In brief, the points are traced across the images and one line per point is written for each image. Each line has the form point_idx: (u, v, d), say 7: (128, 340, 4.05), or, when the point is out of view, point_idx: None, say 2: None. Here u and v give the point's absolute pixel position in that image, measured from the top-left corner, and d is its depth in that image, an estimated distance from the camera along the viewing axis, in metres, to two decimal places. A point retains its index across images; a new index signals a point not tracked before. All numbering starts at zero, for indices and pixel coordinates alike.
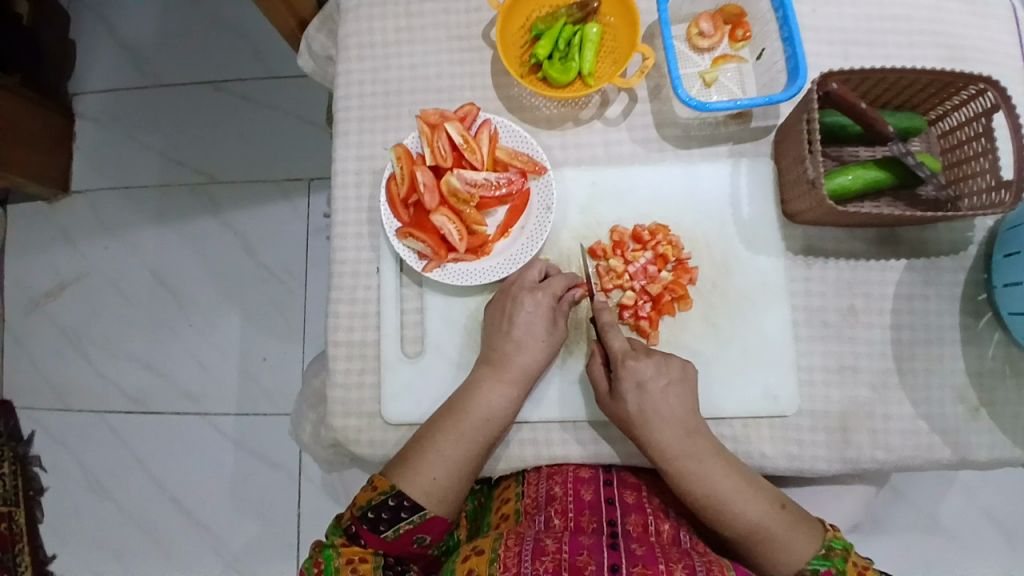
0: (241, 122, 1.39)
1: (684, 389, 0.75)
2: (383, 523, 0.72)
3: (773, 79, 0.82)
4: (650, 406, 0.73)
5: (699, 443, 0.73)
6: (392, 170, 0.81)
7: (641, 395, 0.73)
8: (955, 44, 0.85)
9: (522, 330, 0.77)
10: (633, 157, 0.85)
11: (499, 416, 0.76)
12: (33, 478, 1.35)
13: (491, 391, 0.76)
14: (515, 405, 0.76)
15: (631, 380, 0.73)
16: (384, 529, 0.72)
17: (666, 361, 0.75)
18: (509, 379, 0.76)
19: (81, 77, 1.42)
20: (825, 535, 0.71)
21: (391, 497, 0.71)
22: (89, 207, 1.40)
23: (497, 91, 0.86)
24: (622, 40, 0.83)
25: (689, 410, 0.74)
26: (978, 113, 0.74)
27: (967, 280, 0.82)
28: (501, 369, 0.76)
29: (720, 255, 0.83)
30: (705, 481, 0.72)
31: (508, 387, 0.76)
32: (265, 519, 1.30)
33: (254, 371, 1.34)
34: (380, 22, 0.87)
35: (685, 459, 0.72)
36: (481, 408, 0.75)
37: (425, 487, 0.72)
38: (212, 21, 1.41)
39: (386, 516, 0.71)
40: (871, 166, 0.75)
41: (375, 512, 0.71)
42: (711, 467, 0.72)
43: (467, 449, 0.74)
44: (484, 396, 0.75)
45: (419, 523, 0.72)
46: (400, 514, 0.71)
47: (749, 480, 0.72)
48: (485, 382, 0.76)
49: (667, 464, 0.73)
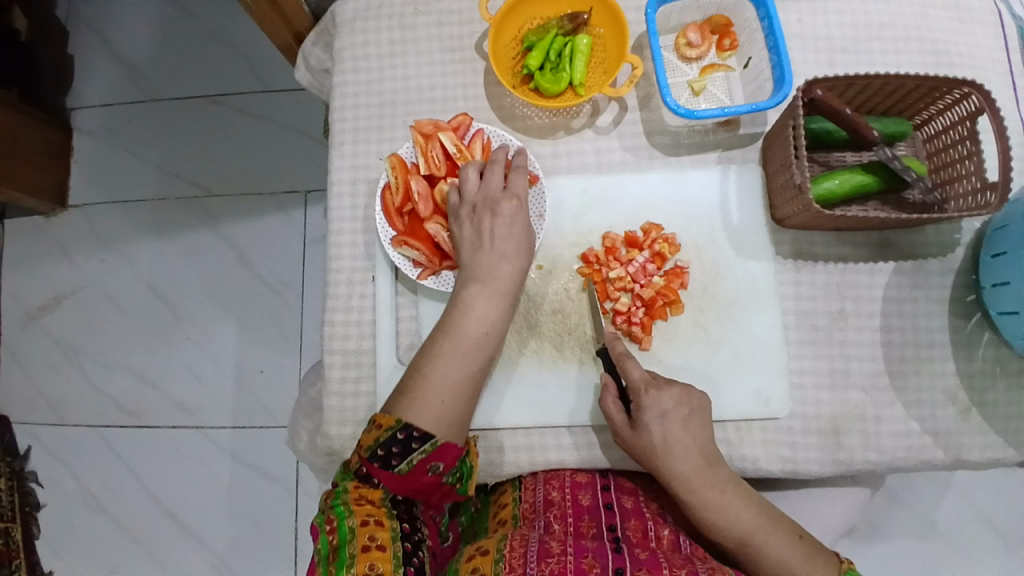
0: (237, 136, 1.41)
1: (703, 419, 0.75)
2: (394, 458, 0.67)
3: (760, 87, 0.83)
4: (673, 436, 0.73)
5: (719, 473, 0.73)
6: (386, 179, 0.82)
7: (664, 425, 0.73)
8: (938, 51, 0.87)
9: (505, 242, 0.76)
10: (623, 165, 0.86)
11: (494, 331, 0.74)
12: (28, 493, 1.34)
13: (481, 306, 0.74)
14: (507, 317, 0.75)
15: (654, 411, 0.73)
16: (397, 463, 0.67)
17: (688, 391, 0.75)
18: (500, 289, 0.75)
19: (78, 93, 1.44)
20: (841, 566, 0.70)
21: (400, 431, 0.66)
22: (86, 221, 1.41)
23: (490, 101, 0.88)
24: (612, 50, 0.85)
25: (708, 439, 0.74)
26: (962, 117, 0.76)
27: (955, 282, 0.83)
28: (490, 283, 0.75)
29: (710, 261, 0.84)
30: (725, 516, 0.71)
31: (501, 300, 0.75)
32: (262, 531, 1.30)
33: (251, 383, 1.34)
34: (374, 35, 0.89)
35: (707, 489, 0.72)
36: (475, 324, 0.73)
37: (434, 413, 0.68)
38: (209, 36, 1.43)
39: (396, 450, 0.67)
40: (856, 170, 0.76)
41: (385, 448, 0.66)
42: (732, 495, 0.72)
43: (467, 367, 0.71)
44: (479, 311, 0.74)
45: (432, 452, 0.67)
46: (411, 446, 0.66)
47: (766, 507, 0.72)
48: (473, 298, 0.74)
49: (688, 493, 0.72)
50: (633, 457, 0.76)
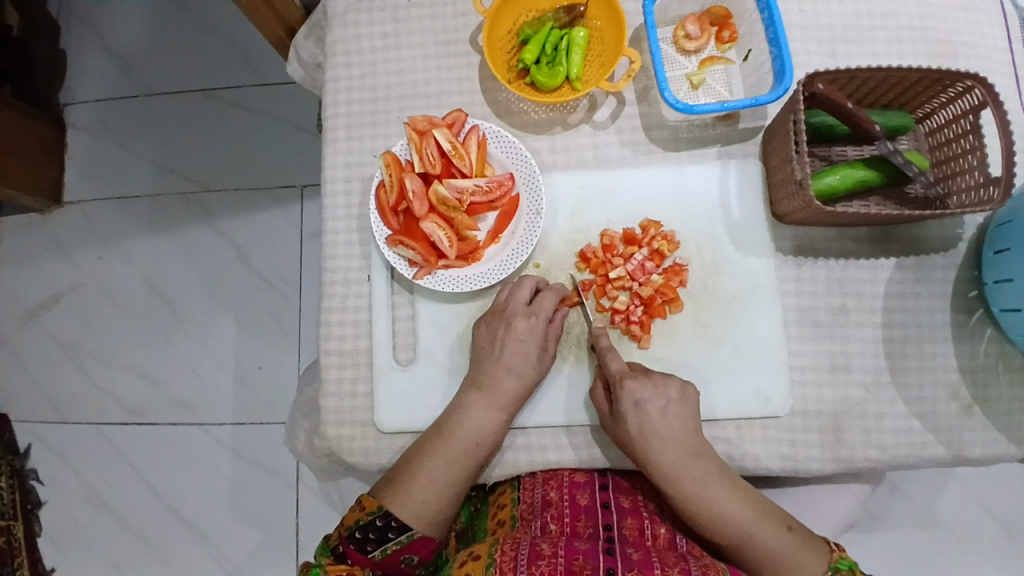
0: (232, 130, 1.39)
1: (684, 408, 0.74)
2: (371, 543, 0.73)
3: (760, 79, 0.82)
4: (648, 427, 0.73)
5: (702, 465, 0.72)
6: (380, 177, 0.80)
7: (640, 414, 0.73)
8: (942, 41, 0.86)
9: (514, 355, 0.77)
10: (622, 160, 0.85)
11: (488, 441, 0.76)
12: (30, 490, 1.34)
13: (481, 415, 0.76)
14: (505, 428, 0.77)
15: (629, 401, 0.73)
16: (372, 549, 0.73)
17: (666, 382, 0.75)
18: (500, 403, 0.76)
19: (70, 88, 1.42)
20: (831, 557, 0.70)
21: (380, 517, 0.72)
22: (81, 218, 1.40)
23: (485, 96, 0.86)
24: (609, 43, 0.83)
25: (690, 429, 0.74)
26: (966, 110, 0.74)
27: (958, 277, 0.82)
28: (490, 393, 0.76)
29: (710, 258, 0.83)
30: (707, 506, 0.71)
31: (498, 412, 0.76)
32: (264, 527, 1.30)
33: (250, 379, 1.34)
34: (367, 29, 0.87)
35: (687, 481, 0.72)
36: (471, 429, 0.75)
37: (415, 509, 0.72)
38: (202, 28, 1.41)
39: (374, 536, 0.72)
40: (859, 166, 0.75)
41: (363, 532, 0.72)
42: (715, 489, 0.71)
43: (455, 472, 0.74)
44: (474, 420, 0.75)
45: (407, 544, 0.73)
46: (387, 535, 0.72)
47: (754, 500, 0.72)
48: (473, 404, 0.76)
49: (670, 485, 0.72)
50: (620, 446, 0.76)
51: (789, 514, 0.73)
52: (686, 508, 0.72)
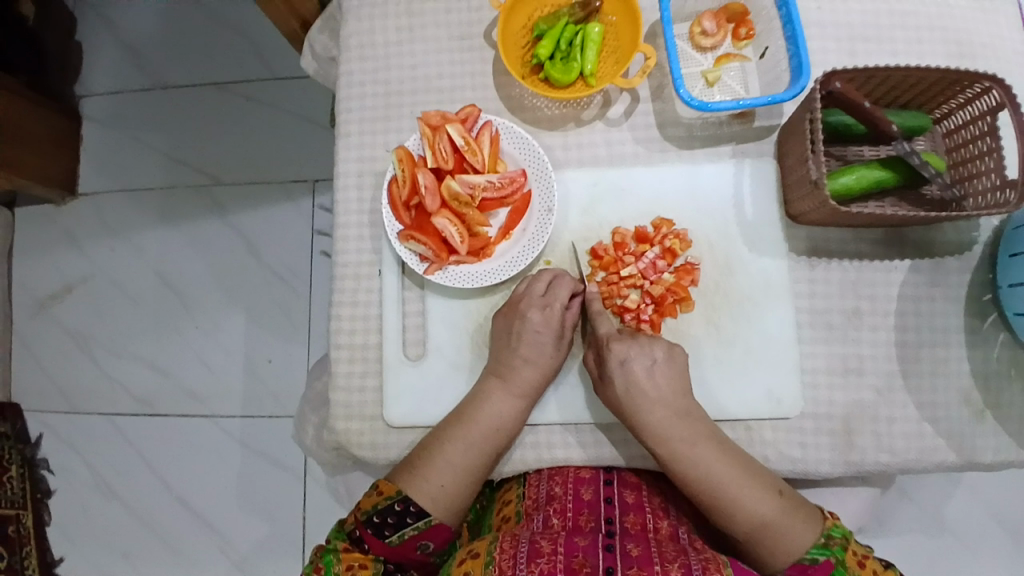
0: (243, 123, 1.39)
1: (671, 368, 0.75)
2: (388, 527, 0.72)
3: (776, 78, 0.82)
4: (636, 385, 0.73)
5: (688, 426, 0.73)
6: (393, 172, 0.80)
7: (627, 375, 0.73)
8: (961, 41, 0.85)
9: (531, 346, 0.77)
10: (635, 158, 0.85)
11: (507, 427, 0.76)
12: (40, 478, 1.35)
13: (500, 402, 0.76)
14: (524, 415, 0.77)
15: (617, 361, 0.74)
16: (389, 534, 0.72)
17: (653, 342, 0.76)
18: (519, 390, 0.77)
19: (83, 78, 1.43)
20: (824, 524, 0.71)
21: (398, 501, 0.72)
22: (93, 208, 1.40)
23: (498, 91, 0.86)
24: (625, 39, 0.82)
25: (677, 387, 0.75)
26: (983, 111, 0.73)
27: (972, 281, 0.81)
28: (510, 381, 0.77)
29: (722, 257, 0.82)
30: (693, 465, 0.72)
31: (518, 399, 0.76)
32: (270, 519, 1.31)
33: (258, 372, 1.34)
34: (381, 23, 0.87)
35: (674, 440, 0.73)
36: (491, 416, 0.76)
37: (433, 494, 0.73)
38: (215, 20, 1.41)
39: (392, 520, 0.72)
40: (875, 166, 0.74)
41: (381, 516, 0.72)
42: (701, 449, 0.72)
43: (475, 457, 0.75)
44: (493, 406, 0.76)
45: (424, 530, 0.73)
46: (405, 519, 0.72)
47: (742, 463, 0.72)
48: (493, 393, 0.76)
49: (656, 443, 0.73)
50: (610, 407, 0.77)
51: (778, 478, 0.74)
52: (672, 467, 0.73)
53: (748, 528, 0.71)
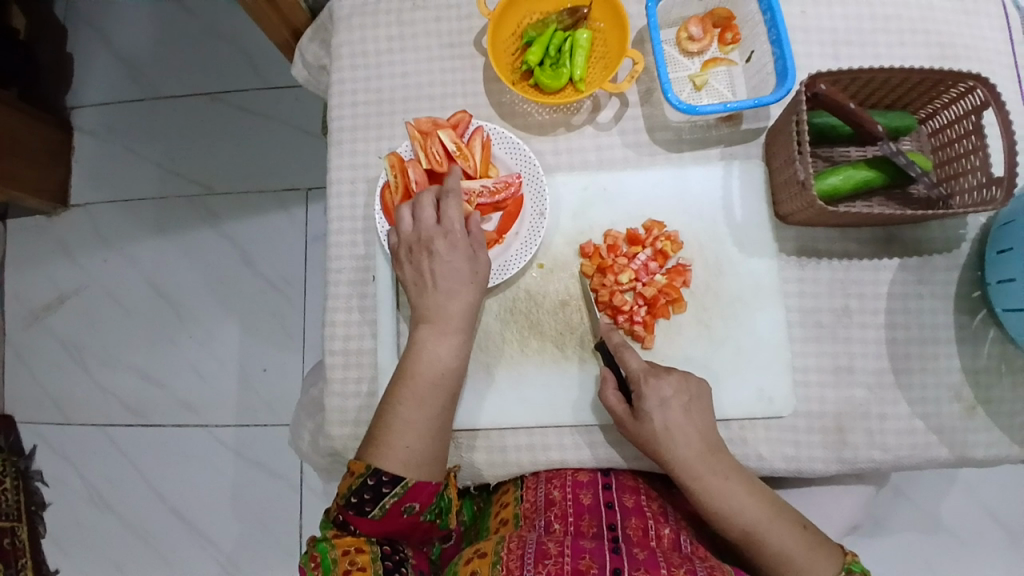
0: (237, 134, 1.40)
1: (702, 404, 0.75)
2: (368, 504, 0.69)
3: (762, 81, 0.83)
4: (674, 423, 0.73)
5: (720, 460, 0.73)
6: (385, 178, 0.82)
7: (665, 412, 0.73)
8: (944, 43, 0.86)
9: (448, 277, 0.75)
10: (625, 162, 0.86)
11: (450, 367, 0.74)
12: (34, 491, 1.35)
13: (432, 343, 0.74)
14: (462, 351, 0.75)
15: (654, 398, 0.73)
16: (370, 509, 0.69)
17: (686, 378, 0.75)
18: (451, 327, 0.75)
19: (77, 91, 1.43)
20: (843, 559, 0.70)
21: (370, 476, 0.69)
22: (87, 220, 1.41)
23: (489, 98, 0.87)
24: (612, 45, 0.84)
25: (709, 425, 0.74)
26: (968, 111, 0.75)
27: (960, 279, 0.82)
28: (439, 321, 0.75)
29: (712, 258, 0.83)
30: (728, 502, 0.71)
31: (452, 336, 0.75)
32: (266, 528, 1.31)
33: (253, 381, 1.34)
34: (372, 32, 0.88)
35: (709, 476, 0.72)
36: (428, 359, 0.73)
37: (402, 457, 0.70)
38: (208, 32, 1.42)
39: (369, 497, 0.69)
40: (862, 166, 0.75)
41: (358, 496, 0.69)
42: (736, 484, 0.72)
43: (425, 405, 0.72)
44: (430, 351, 0.74)
45: (404, 494, 0.69)
46: (382, 490, 0.69)
47: (772, 500, 0.72)
48: (425, 338, 0.74)
49: (693, 481, 0.72)
50: (636, 445, 0.76)
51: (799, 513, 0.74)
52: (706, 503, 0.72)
53: (777, 567, 0.70)
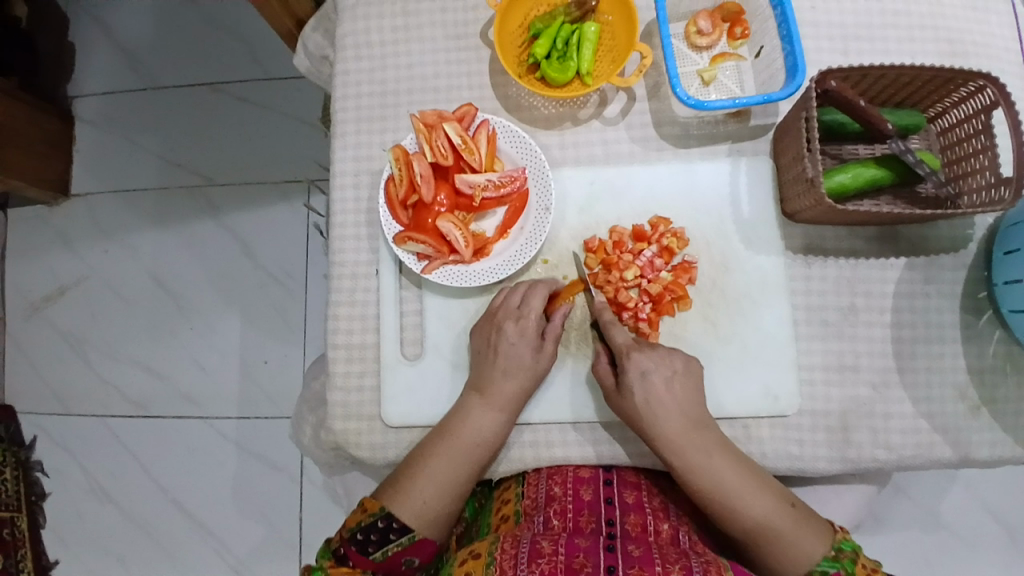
0: (238, 125, 1.39)
1: (689, 379, 0.74)
2: (371, 544, 0.72)
3: (772, 77, 0.81)
4: (655, 398, 0.72)
5: (705, 436, 0.72)
6: (389, 171, 0.81)
7: (646, 386, 0.73)
8: (953, 40, 0.85)
9: (509, 358, 0.76)
10: (631, 156, 0.85)
11: (489, 440, 0.76)
12: (34, 482, 1.34)
13: (478, 416, 0.76)
14: (504, 429, 0.76)
15: (635, 371, 0.73)
16: (373, 550, 0.72)
17: (671, 354, 0.75)
18: (497, 404, 0.76)
19: (77, 80, 1.42)
20: (834, 537, 0.70)
21: (381, 518, 0.72)
22: (87, 210, 1.40)
23: (495, 91, 0.86)
24: (620, 38, 0.82)
25: (695, 401, 0.74)
26: (977, 110, 0.74)
27: (967, 278, 0.81)
28: (489, 394, 0.76)
29: (719, 255, 0.82)
30: (709, 475, 0.71)
31: (497, 413, 0.76)
32: (266, 521, 1.30)
33: (254, 373, 1.34)
34: (376, 23, 0.87)
35: (691, 450, 0.72)
36: (471, 430, 0.75)
37: (416, 510, 0.72)
38: (209, 21, 1.41)
39: (375, 537, 0.72)
40: (870, 164, 0.75)
41: (364, 534, 0.72)
42: (718, 458, 0.71)
43: (458, 474, 0.74)
44: (474, 420, 0.75)
45: (408, 545, 0.73)
46: (389, 536, 0.72)
47: (757, 476, 0.72)
48: (473, 407, 0.76)
49: (675, 454, 0.72)
50: (623, 419, 0.76)
51: (789, 491, 0.74)
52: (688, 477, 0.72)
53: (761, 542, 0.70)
